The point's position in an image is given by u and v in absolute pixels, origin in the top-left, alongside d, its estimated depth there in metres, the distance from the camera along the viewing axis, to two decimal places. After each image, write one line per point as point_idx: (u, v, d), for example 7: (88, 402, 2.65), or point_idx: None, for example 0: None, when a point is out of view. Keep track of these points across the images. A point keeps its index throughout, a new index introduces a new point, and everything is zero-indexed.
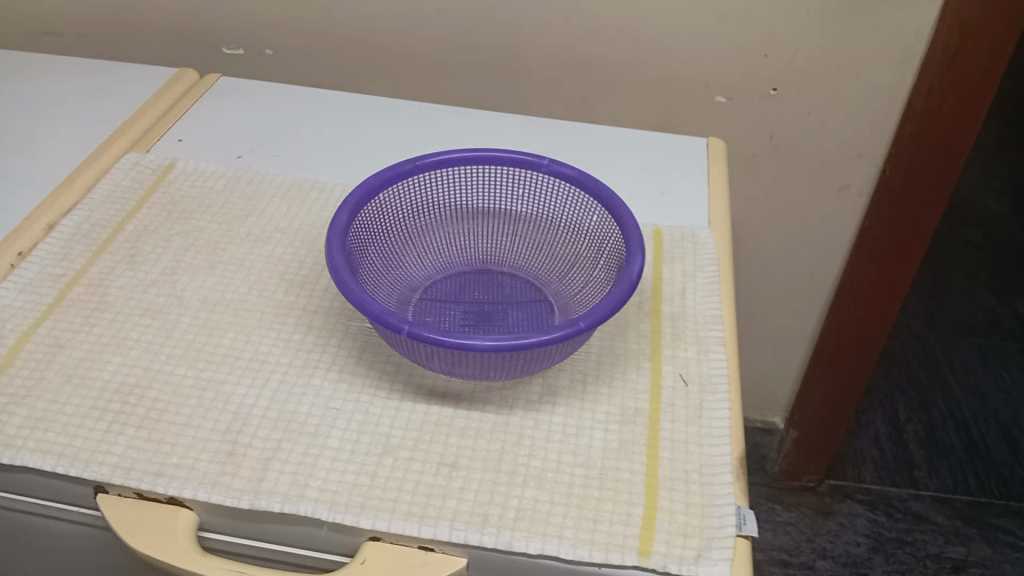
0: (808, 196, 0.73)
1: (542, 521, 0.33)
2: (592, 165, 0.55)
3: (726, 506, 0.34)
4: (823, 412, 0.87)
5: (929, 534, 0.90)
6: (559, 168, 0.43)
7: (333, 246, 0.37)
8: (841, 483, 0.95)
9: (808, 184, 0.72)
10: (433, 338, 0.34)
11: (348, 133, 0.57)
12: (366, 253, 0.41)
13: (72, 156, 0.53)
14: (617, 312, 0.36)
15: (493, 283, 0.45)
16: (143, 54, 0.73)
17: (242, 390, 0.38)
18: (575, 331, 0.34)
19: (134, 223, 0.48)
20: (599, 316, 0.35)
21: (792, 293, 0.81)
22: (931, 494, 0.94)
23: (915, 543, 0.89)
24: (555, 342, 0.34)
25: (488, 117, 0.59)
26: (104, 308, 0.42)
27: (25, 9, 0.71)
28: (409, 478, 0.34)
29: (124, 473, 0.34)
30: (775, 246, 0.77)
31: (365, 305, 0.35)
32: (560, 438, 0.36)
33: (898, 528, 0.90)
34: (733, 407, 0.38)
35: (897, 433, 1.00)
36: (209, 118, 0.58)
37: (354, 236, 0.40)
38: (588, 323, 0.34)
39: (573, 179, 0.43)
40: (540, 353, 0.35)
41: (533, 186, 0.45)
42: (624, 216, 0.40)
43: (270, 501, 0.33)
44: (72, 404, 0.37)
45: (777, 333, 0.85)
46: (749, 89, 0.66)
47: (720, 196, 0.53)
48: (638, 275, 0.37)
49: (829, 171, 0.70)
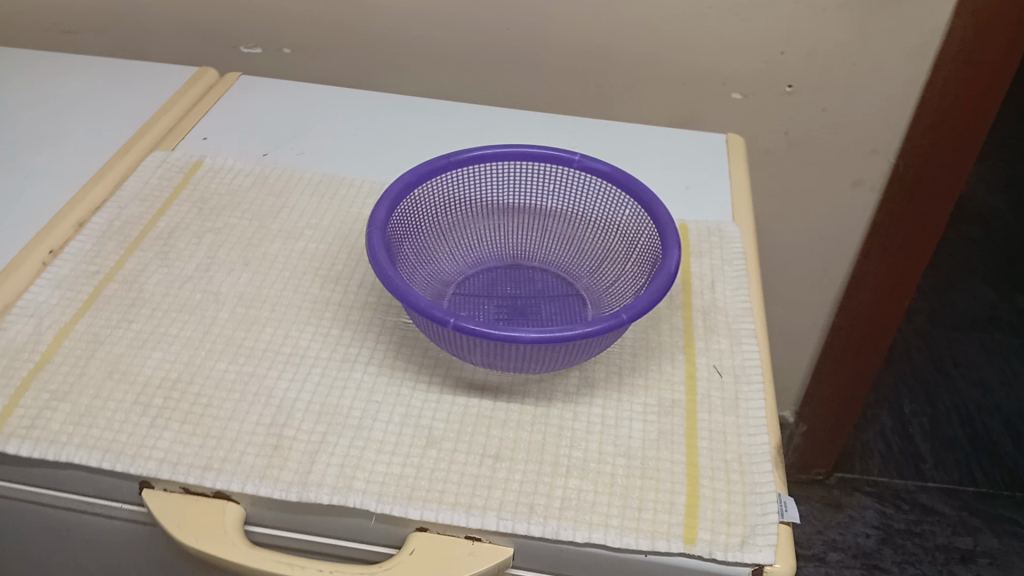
0: (821, 191, 0.73)
1: (587, 510, 0.34)
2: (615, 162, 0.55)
3: (767, 494, 0.34)
4: (834, 406, 0.88)
5: (937, 525, 0.91)
6: (591, 163, 0.44)
7: (375, 240, 0.37)
8: (849, 477, 0.96)
9: (821, 179, 0.72)
10: (478, 331, 0.34)
11: (371, 129, 0.57)
12: (403, 248, 0.42)
13: (97, 153, 0.54)
14: (657, 305, 0.36)
15: (524, 278, 0.45)
16: (159, 52, 0.73)
17: (284, 384, 0.38)
18: (618, 323, 0.35)
19: (165, 219, 0.48)
20: (640, 308, 0.35)
21: (804, 286, 0.82)
22: (938, 486, 0.95)
23: (924, 534, 0.90)
24: (598, 335, 0.35)
25: (509, 114, 0.59)
26: (141, 303, 0.42)
27: (41, 7, 0.71)
28: (454, 469, 0.35)
29: (171, 467, 0.35)
30: (788, 240, 0.78)
31: (409, 298, 0.35)
32: (600, 429, 0.37)
33: (906, 520, 0.91)
34: (766, 398, 0.39)
35: (903, 426, 1.01)
36: (233, 115, 0.58)
37: (393, 231, 0.40)
38: (630, 315, 0.35)
39: (605, 175, 0.43)
40: (582, 346, 0.36)
41: (564, 182, 0.45)
42: (658, 211, 0.41)
43: (318, 493, 0.34)
44: (116, 399, 0.37)
45: (788, 327, 0.86)
46: (764, 85, 0.67)
47: (743, 191, 0.53)
48: (675, 269, 0.38)
49: (843, 166, 0.71)
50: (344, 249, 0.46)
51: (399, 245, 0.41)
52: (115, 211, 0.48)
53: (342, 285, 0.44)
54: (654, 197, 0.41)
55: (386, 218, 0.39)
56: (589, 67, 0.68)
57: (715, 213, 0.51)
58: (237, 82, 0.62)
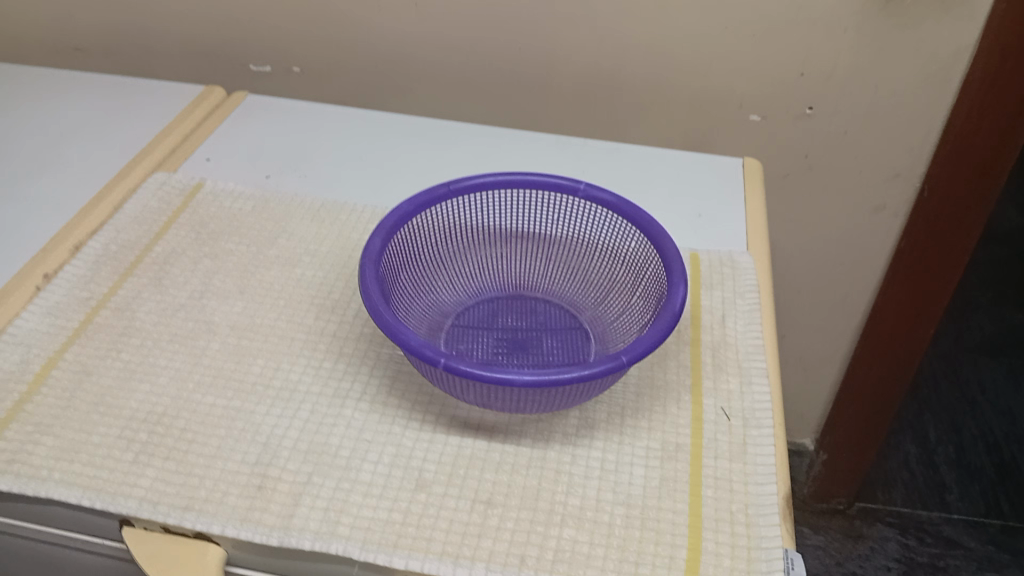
0: (842, 215, 0.71)
1: (582, 564, 0.32)
2: (625, 188, 0.54)
3: (774, 549, 0.32)
4: (855, 436, 0.85)
5: (962, 560, 0.87)
6: (596, 192, 0.42)
7: (368, 274, 0.36)
8: (871, 506, 0.93)
9: (843, 203, 0.70)
10: (470, 372, 0.33)
11: (375, 152, 0.56)
12: (399, 279, 0.40)
13: (99, 175, 0.53)
14: (659, 346, 0.34)
15: (526, 310, 0.44)
16: (169, 71, 0.73)
17: (272, 420, 0.37)
18: (617, 366, 0.33)
19: (162, 245, 0.47)
20: (641, 350, 0.34)
21: (825, 313, 0.79)
22: (963, 518, 0.91)
23: (948, 569, 0.86)
24: (597, 378, 0.33)
25: (518, 137, 0.58)
26: (132, 333, 0.41)
27: (53, 26, 0.71)
28: (443, 516, 0.33)
29: (151, 507, 0.34)
30: (808, 265, 0.75)
31: (400, 335, 0.34)
32: (599, 474, 0.35)
33: (930, 552, 0.88)
34: (777, 442, 0.37)
35: (927, 455, 0.98)
36: (236, 137, 0.57)
37: (389, 262, 0.39)
38: (630, 357, 0.33)
39: (610, 203, 0.42)
40: (580, 388, 0.34)
41: (568, 210, 0.44)
42: (664, 244, 0.39)
43: (300, 539, 0.32)
44: (100, 433, 0.36)
45: (808, 354, 0.84)
46: (783, 107, 0.65)
47: (757, 218, 0.51)
48: (680, 307, 0.36)
49: (866, 191, 0.69)
50: (340, 278, 0.45)
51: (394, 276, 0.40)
52: (111, 235, 0.48)
53: (337, 315, 0.43)
54: (661, 228, 0.40)
55: (381, 249, 0.38)
56: (601, 88, 0.66)
57: (727, 242, 0.49)
58: (242, 104, 0.61)
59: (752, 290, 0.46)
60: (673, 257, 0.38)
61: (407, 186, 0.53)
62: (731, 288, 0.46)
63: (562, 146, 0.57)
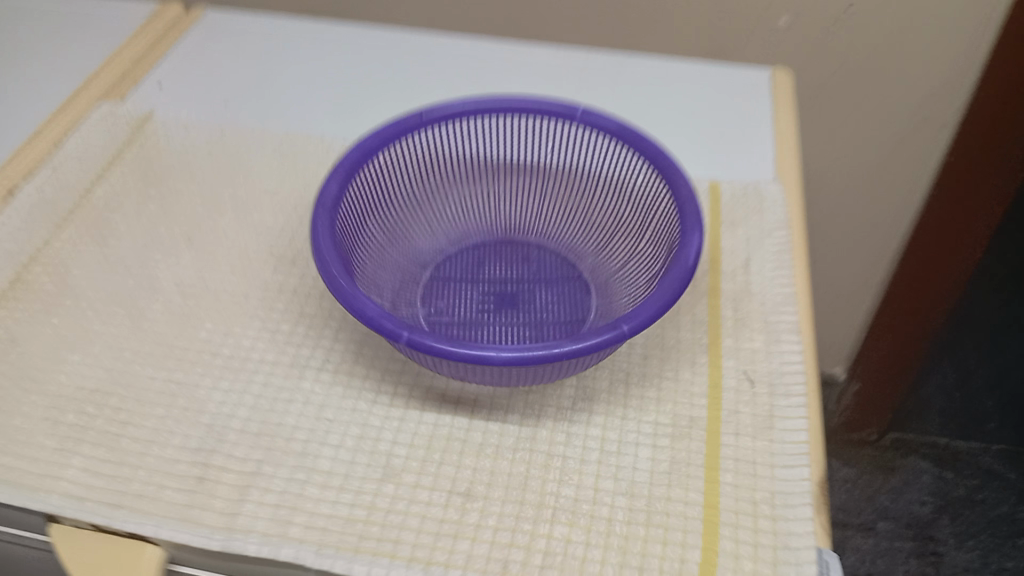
0: (881, 131, 0.63)
1: (576, 570, 0.27)
2: (632, 110, 0.47)
3: (806, 550, 0.27)
4: (887, 367, 0.79)
5: (1001, 493, 0.79)
6: (597, 117, 0.36)
7: (319, 225, 0.30)
8: (907, 438, 0.84)
9: (882, 118, 0.63)
10: (437, 348, 0.27)
11: (350, 74, 0.49)
12: (364, 228, 0.34)
13: (38, 106, 0.47)
14: (669, 311, 0.29)
15: (517, 257, 0.38)
16: None
17: (219, 397, 0.32)
18: (618, 337, 0.27)
19: (104, 188, 0.41)
20: (646, 318, 0.28)
21: (856, 239, 0.73)
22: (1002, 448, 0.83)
23: (987, 502, 0.78)
24: (591, 353, 0.27)
25: (512, 52, 0.51)
26: (65, 292, 0.36)
27: None
28: (413, 512, 0.28)
29: (75, 505, 0.29)
30: (839, 186, 0.69)
31: (355, 302, 0.28)
32: (598, 457, 0.30)
33: (967, 485, 0.79)
34: (811, 414, 0.31)
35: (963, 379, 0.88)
36: (194, 60, 0.51)
37: (349, 209, 0.33)
38: (632, 327, 0.27)
39: (614, 132, 0.35)
40: (574, 362, 0.29)
41: (565, 140, 0.37)
42: (675, 183, 0.33)
43: (245, 543, 0.27)
44: (22, 415, 0.31)
45: (836, 283, 0.78)
46: (818, 8, 0.57)
47: (787, 139, 0.45)
48: (694, 262, 0.30)
49: (909, 103, 0.61)
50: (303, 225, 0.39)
51: (358, 224, 0.34)
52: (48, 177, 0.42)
53: (297, 270, 0.37)
54: (673, 161, 0.33)
55: (338, 193, 0.32)
56: None
57: (750, 171, 0.43)
58: (199, 21, 0.54)
59: (780, 229, 0.39)
60: (687, 198, 0.32)
61: (385, 114, 0.46)
62: (755, 227, 0.40)
63: (562, 63, 0.50)
